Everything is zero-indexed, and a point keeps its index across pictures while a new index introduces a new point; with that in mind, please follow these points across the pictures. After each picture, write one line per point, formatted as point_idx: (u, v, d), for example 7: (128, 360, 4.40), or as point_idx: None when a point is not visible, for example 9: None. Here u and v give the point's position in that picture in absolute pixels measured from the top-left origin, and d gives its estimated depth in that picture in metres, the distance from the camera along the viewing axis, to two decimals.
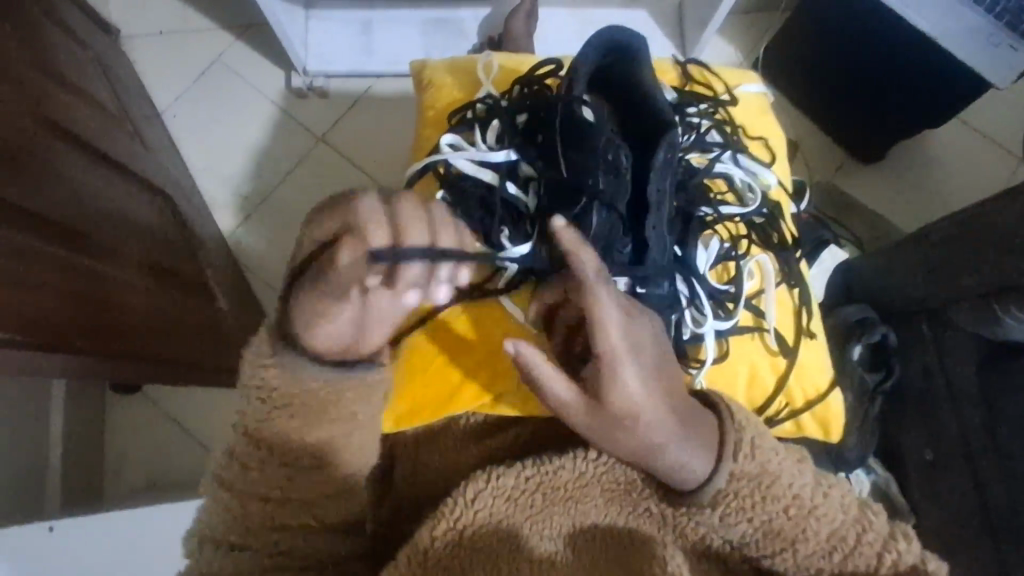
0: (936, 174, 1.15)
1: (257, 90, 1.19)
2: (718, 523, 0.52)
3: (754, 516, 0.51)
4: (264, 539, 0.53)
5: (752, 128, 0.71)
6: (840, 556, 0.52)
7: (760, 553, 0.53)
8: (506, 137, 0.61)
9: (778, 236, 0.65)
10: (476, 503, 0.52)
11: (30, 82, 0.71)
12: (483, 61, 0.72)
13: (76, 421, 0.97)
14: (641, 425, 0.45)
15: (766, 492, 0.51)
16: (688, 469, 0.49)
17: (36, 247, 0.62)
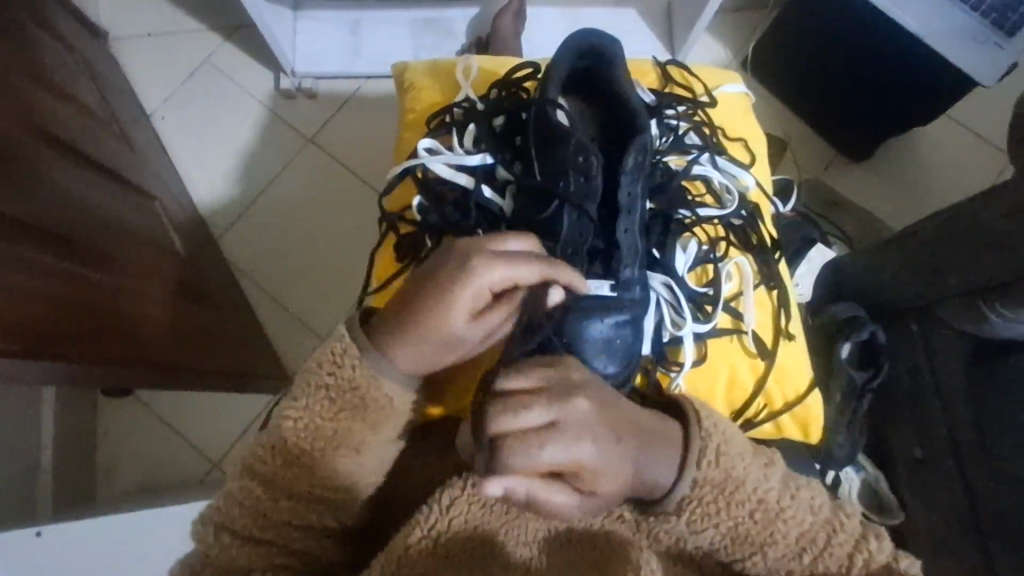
0: (923, 171, 1.15)
1: (245, 92, 1.19)
2: (687, 531, 0.52)
3: (721, 523, 0.51)
4: (251, 554, 0.50)
5: (733, 128, 0.71)
6: (809, 557, 0.52)
7: (734, 556, 0.53)
8: (483, 141, 0.62)
9: (758, 237, 0.65)
10: (451, 510, 0.52)
11: (15, 87, 0.71)
12: (463, 63, 0.71)
13: (68, 425, 0.98)
14: (616, 474, 0.44)
15: (731, 497, 0.50)
16: (657, 476, 0.48)
17: (22, 253, 0.62)
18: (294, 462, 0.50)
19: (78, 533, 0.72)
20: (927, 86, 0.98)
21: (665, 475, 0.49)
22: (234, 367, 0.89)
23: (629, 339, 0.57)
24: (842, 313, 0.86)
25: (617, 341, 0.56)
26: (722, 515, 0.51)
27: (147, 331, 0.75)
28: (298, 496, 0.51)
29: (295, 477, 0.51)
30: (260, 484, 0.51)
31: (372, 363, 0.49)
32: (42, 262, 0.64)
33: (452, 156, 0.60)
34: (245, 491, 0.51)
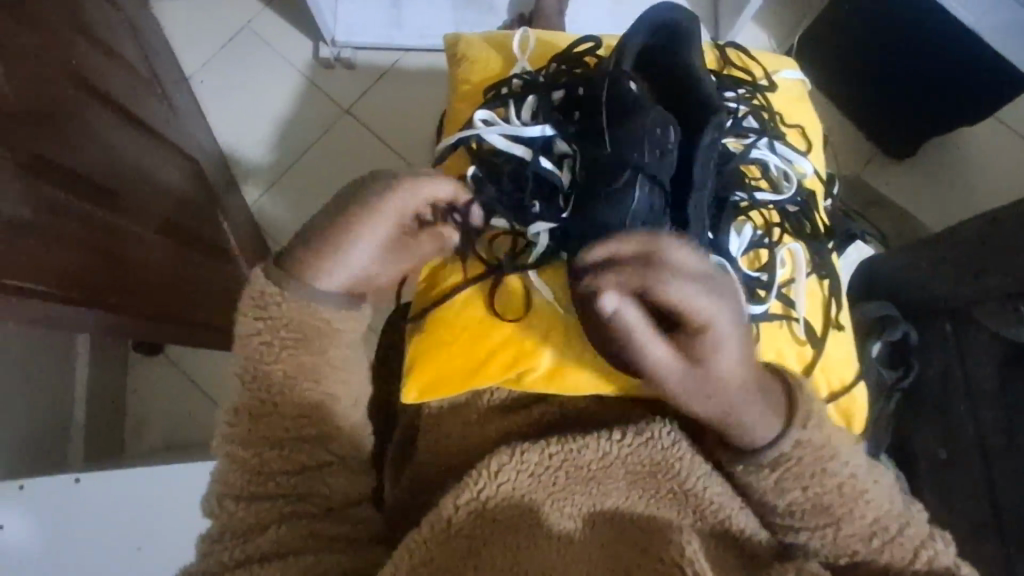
0: (966, 173, 1.13)
1: (283, 59, 1.19)
2: (765, 488, 0.54)
3: (810, 486, 0.53)
4: (256, 512, 0.52)
5: (789, 115, 0.70)
6: (881, 541, 0.53)
7: (785, 525, 0.55)
8: (541, 113, 0.63)
9: (811, 225, 0.65)
10: (499, 476, 0.53)
11: (72, 39, 0.71)
12: (519, 35, 0.72)
13: (99, 378, 0.99)
14: (730, 371, 0.47)
15: (821, 468, 0.52)
16: (755, 432, 0.51)
17: (66, 202, 0.61)
18: (264, 416, 0.53)
19: (114, 483, 0.73)
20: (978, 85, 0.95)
21: (753, 421, 0.51)
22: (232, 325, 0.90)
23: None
24: (873, 312, 0.84)
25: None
26: (789, 485, 0.53)
27: None
28: (280, 443, 0.53)
29: (266, 430, 0.53)
30: (242, 447, 0.53)
31: (298, 291, 0.52)
32: (86, 212, 0.64)
33: (510, 127, 0.61)
34: (230, 456, 0.53)
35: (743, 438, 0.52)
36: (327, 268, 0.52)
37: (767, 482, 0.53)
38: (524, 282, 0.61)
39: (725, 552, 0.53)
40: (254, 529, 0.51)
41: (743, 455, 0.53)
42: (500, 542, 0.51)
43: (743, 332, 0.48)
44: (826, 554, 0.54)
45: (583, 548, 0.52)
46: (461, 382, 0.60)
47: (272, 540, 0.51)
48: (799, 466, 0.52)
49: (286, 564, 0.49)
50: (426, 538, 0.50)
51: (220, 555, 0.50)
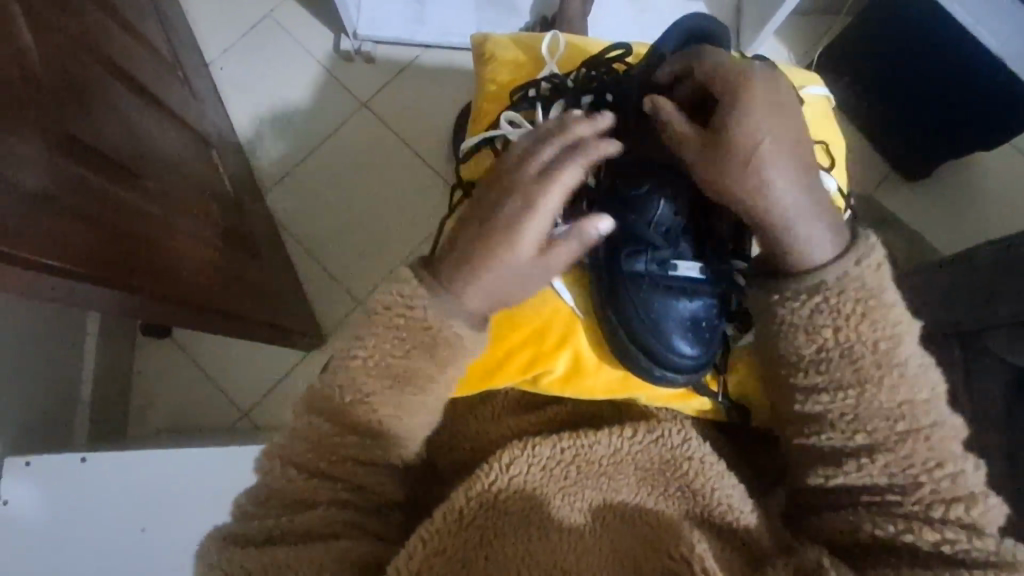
0: (979, 197, 1.13)
1: (304, 49, 1.19)
2: (795, 325, 0.54)
3: (848, 334, 0.52)
4: (314, 488, 0.51)
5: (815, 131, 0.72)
6: (906, 428, 0.51)
7: (804, 388, 0.54)
8: (569, 116, 0.65)
9: None
10: (512, 469, 0.53)
11: (98, 18, 0.71)
12: (550, 38, 0.73)
13: (107, 357, 1.00)
14: (772, 149, 0.51)
15: (862, 316, 0.52)
16: (813, 244, 0.53)
17: (90, 179, 0.62)
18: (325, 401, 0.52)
19: (119, 462, 0.73)
20: (997, 110, 0.95)
21: (810, 234, 0.54)
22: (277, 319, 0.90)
23: (709, 332, 0.60)
24: None
25: (697, 322, 0.60)
26: (819, 322, 0.53)
27: (196, 273, 0.75)
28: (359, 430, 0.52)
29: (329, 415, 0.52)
30: (312, 421, 0.52)
31: (439, 304, 0.52)
32: (110, 191, 0.64)
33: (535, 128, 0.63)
34: (307, 426, 0.52)
35: (796, 253, 0.54)
36: (467, 271, 0.52)
37: (802, 312, 0.53)
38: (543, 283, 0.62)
39: (734, 554, 0.52)
40: (300, 503, 0.51)
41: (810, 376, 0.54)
42: (512, 532, 0.51)
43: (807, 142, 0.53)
44: (845, 437, 0.52)
45: (594, 542, 0.52)
46: (478, 380, 0.60)
47: (314, 519, 0.50)
48: (835, 303, 0.53)
49: (324, 546, 0.48)
50: (440, 526, 0.50)
51: (256, 523, 0.50)
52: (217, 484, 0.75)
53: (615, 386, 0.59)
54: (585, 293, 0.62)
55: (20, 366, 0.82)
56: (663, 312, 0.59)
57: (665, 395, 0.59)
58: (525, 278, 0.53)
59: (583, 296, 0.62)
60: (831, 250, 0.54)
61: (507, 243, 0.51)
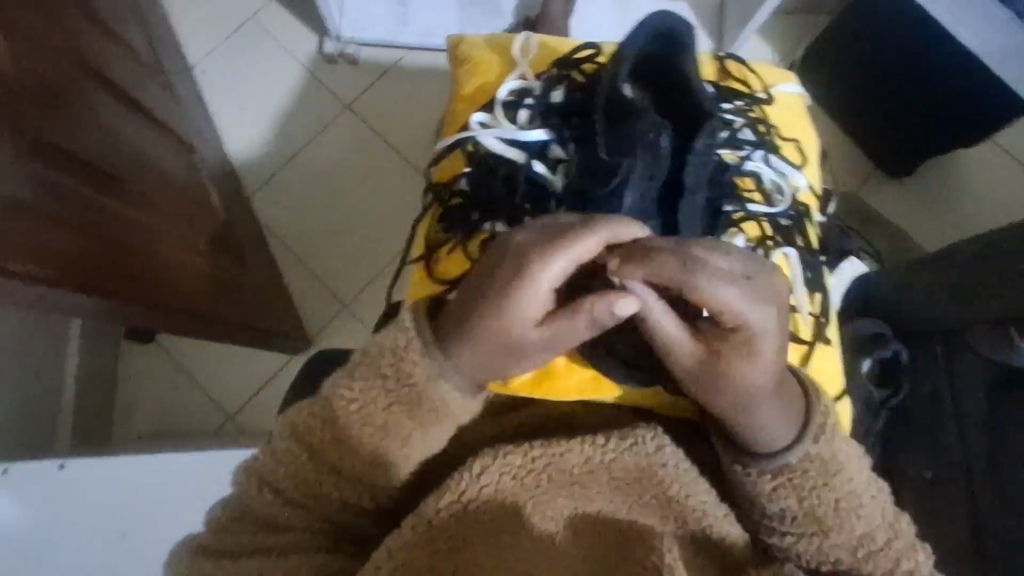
0: (963, 191, 1.14)
1: (287, 52, 1.18)
2: (759, 492, 0.54)
3: (806, 498, 0.53)
4: (283, 509, 0.55)
5: (787, 128, 0.75)
6: (864, 552, 0.54)
7: (775, 527, 0.55)
8: (539, 119, 0.67)
9: (803, 239, 0.68)
10: (482, 478, 0.53)
11: (72, 22, 0.70)
12: (522, 39, 0.75)
13: (91, 363, 0.99)
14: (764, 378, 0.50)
15: (823, 483, 0.53)
16: (768, 434, 0.52)
17: (68, 186, 0.61)
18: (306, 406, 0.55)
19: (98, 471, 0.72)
20: (976, 108, 0.97)
21: (770, 424, 0.52)
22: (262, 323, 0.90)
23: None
24: (867, 328, 0.85)
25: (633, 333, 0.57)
26: (783, 493, 0.53)
27: (179, 280, 0.75)
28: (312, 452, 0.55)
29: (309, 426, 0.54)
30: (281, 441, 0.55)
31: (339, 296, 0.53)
32: (89, 199, 0.63)
33: (508, 132, 0.66)
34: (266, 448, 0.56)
35: (753, 443, 0.53)
36: (466, 330, 0.51)
37: (766, 485, 0.54)
38: None
39: (706, 558, 0.54)
40: (275, 523, 0.56)
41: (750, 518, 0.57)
42: (482, 542, 0.52)
43: (780, 355, 0.50)
44: (807, 557, 0.55)
45: (564, 549, 0.53)
46: None
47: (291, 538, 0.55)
48: (800, 481, 0.53)
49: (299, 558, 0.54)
50: (407, 540, 0.51)
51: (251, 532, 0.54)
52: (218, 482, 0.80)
53: (584, 386, 0.59)
54: None
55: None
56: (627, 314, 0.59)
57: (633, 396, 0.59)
58: (531, 347, 0.51)
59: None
60: (786, 432, 0.53)
61: (506, 313, 0.49)
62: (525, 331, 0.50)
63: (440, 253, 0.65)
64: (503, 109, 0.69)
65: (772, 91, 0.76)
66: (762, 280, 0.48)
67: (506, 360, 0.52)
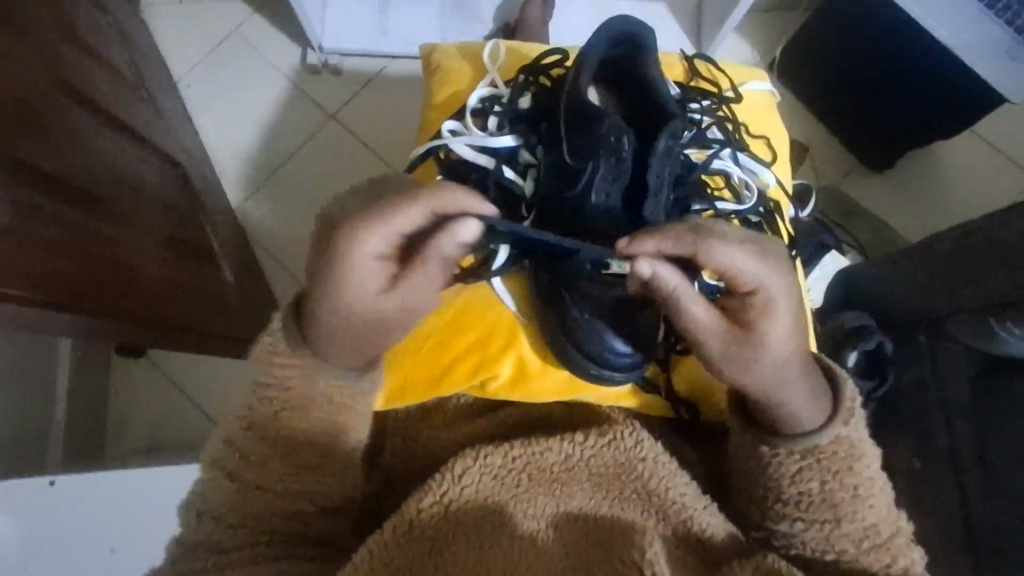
0: (945, 183, 1.15)
1: (270, 64, 1.19)
2: (784, 474, 0.55)
3: (829, 481, 0.54)
4: (236, 536, 0.53)
5: (757, 124, 0.76)
6: (870, 544, 0.54)
7: (781, 513, 0.56)
8: (506, 125, 0.69)
9: (775, 234, 0.69)
10: (464, 479, 0.54)
11: (51, 42, 0.70)
12: (491, 46, 0.77)
13: (81, 380, 0.99)
14: (789, 347, 0.53)
15: (847, 466, 0.54)
16: (800, 414, 0.54)
17: (48, 206, 0.61)
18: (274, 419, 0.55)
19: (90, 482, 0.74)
20: (954, 101, 0.98)
21: (800, 408, 0.54)
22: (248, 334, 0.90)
23: (643, 328, 0.63)
24: (850, 322, 0.87)
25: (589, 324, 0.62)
26: (807, 473, 0.55)
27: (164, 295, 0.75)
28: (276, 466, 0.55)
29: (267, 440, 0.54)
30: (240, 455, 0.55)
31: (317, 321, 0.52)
32: (69, 218, 0.64)
33: (477, 139, 0.67)
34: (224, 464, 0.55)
35: (786, 424, 0.55)
36: (321, 309, 0.51)
37: (790, 467, 0.55)
38: (490, 291, 0.65)
39: (689, 554, 0.53)
40: (229, 547, 0.53)
41: (763, 507, 0.57)
42: (464, 544, 0.51)
43: (797, 321, 0.54)
44: (811, 547, 0.55)
45: (546, 549, 0.52)
46: (427, 388, 0.62)
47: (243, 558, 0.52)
48: (825, 463, 0.54)
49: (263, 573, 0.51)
50: (388, 539, 0.51)
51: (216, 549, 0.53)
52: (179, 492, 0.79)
53: (562, 387, 0.62)
54: (523, 297, 0.65)
55: None
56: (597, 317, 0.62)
57: (612, 395, 0.62)
58: (395, 309, 0.52)
59: (524, 296, 0.65)
60: (819, 417, 0.55)
61: (342, 288, 0.50)
62: (381, 292, 0.51)
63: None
64: (473, 116, 0.71)
65: (739, 90, 0.78)
66: (775, 253, 0.53)
67: (375, 327, 0.53)
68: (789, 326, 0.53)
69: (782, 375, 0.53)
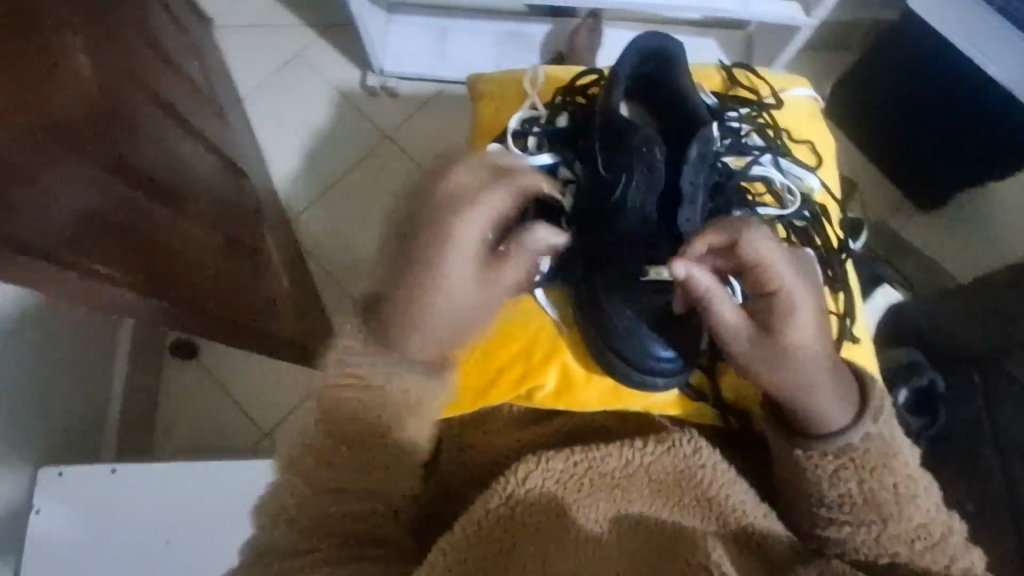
0: (994, 223, 1.14)
1: (329, 84, 1.24)
2: (821, 477, 0.54)
3: (868, 481, 0.53)
4: (312, 538, 0.52)
5: (800, 132, 0.78)
6: (923, 546, 0.53)
7: (827, 517, 0.55)
8: (545, 144, 0.72)
9: (821, 238, 0.70)
10: (528, 482, 0.54)
11: (142, 54, 0.75)
12: (530, 72, 0.80)
13: (135, 378, 1.02)
14: (816, 350, 0.52)
15: (882, 465, 0.53)
16: (829, 418, 0.53)
17: (133, 197, 0.64)
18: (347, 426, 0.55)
19: (146, 478, 0.76)
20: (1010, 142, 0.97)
21: (829, 411, 0.53)
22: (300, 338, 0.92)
23: (686, 335, 0.61)
24: (901, 357, 0.84)
25: (623, 329, 0.61)
26: (843, 476, 0.54)
27: (231, 294, 0.77)
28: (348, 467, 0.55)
29: (343, 450, 0.55)
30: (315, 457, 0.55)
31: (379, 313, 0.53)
32: (152, 212, 0.67)
33: (518, 158, 0.70)
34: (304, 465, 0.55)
35: (816, 426, 0.53)
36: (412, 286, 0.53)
37: (828, 471, 0.54)
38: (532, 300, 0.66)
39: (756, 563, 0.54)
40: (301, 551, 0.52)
41: (809, 513, 0.56)
42: (530, 545, 0.52)
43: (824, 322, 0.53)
44: (864, 551, 0.54)
45: (612, 551, 0.52)
46: (473, 399, 0.64)
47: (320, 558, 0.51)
48: (857, 463, 0.53)
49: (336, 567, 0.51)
50: (458, 541, 0.51)
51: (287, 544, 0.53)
52: (227, 503, 0.76)
53: (608, 397, 0.63)
54: (563, 308, 0.67)
55: (49, 385, 0.84)
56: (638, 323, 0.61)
57: (659, 403, 0.63)
58: (469, 300, 0.55)
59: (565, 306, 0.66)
60: (846, 420, 0.53)
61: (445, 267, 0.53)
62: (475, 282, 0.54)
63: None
64: (513, 137, 0.74)
65: (782, 96, 0.80)
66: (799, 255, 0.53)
67: (449, 319, 0.54)
68: (816, 329, 0.52)
69: (810, 378, 0.52)
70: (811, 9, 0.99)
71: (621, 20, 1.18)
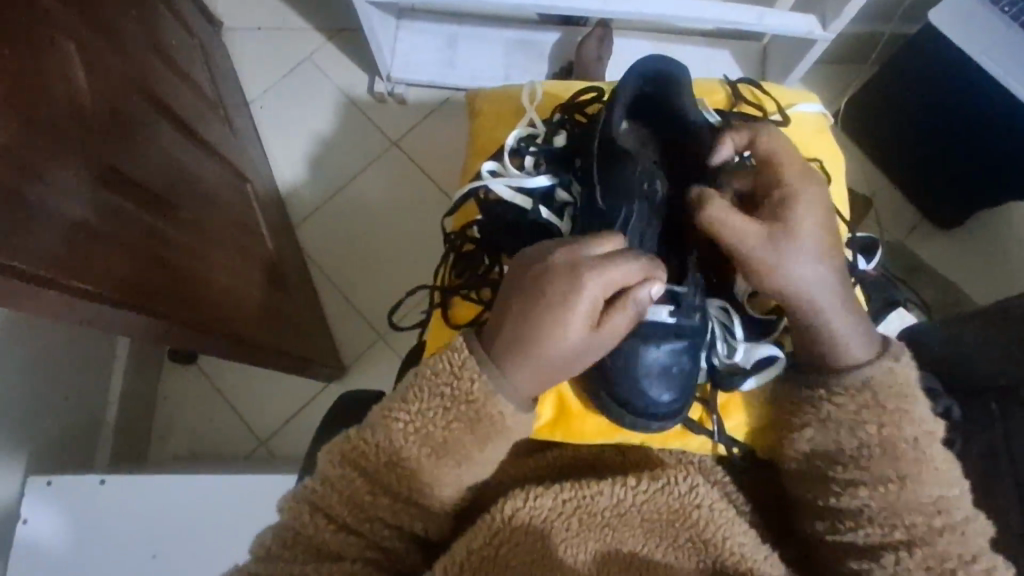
0: (1016, 244, 1.10)
1: (337, 90, 1.23)
2: (844, 422, 0.56)
3: (887, 427, 0.55)
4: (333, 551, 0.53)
5: (810, 147, 0.76)
6: (939, 521, 0.53)
7: (841, 481, 0.56)
8: (543, 164, 0.69)
9: None
10: (515, 518, 0.53)
11: (142, 60, 0.74)
12: (528, 87, 0.78)
13: (133, 383, 1.02)
14: (823, 265, 0.56)
15: (903, 409, 0.55)
16: (847, 336, 0.57)
17: (126, 209, 0.63)
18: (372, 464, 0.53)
19: (131, 489, 0.74)
20: None
21: (846, 337, 0.57)
22: (299, 350, 0.91)
23: (683, 373, 0.59)
24: None
25: (676, 366, 0.59)
26: (864, 419, 0.56)
27: (228, 305, 0.76)
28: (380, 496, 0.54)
29: (373, 490, 0.54)
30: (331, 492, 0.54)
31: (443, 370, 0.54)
32: (149, 223, 0.66)
33: (515, 178, 0.67)
34: (326, 494, 0.54)
35: (836, 352, 0.57)
36: (513, 344, 0.53)
37: (848, 411, 0.56)
38: None
39: None
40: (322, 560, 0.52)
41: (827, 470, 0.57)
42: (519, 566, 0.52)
43: (828, 230, 0.56)
44: (878, 522, 0.54)
45: None
46: None
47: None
48: (879, 402, 0.56)
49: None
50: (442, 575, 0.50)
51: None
52: (213, 516, 0.74)
53: (605, 430, 0.62)
54: None
55: (43, 390, 0.83)
56: (644, 366, 0.58)
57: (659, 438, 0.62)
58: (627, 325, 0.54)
59: None
60: (864, 353, 0.57)
61: (550, 315, 0.52)
62: (570, 318, 0.52)
63: (456, 297, 0.68)
64: (510, 156, 0.72)
65: (787, 111, 0.77)
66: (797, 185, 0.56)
67: (574, 357, 0.53)
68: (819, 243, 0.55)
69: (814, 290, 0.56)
70: (827, 24, 0.96)
71: (632, 29, 1.16)
